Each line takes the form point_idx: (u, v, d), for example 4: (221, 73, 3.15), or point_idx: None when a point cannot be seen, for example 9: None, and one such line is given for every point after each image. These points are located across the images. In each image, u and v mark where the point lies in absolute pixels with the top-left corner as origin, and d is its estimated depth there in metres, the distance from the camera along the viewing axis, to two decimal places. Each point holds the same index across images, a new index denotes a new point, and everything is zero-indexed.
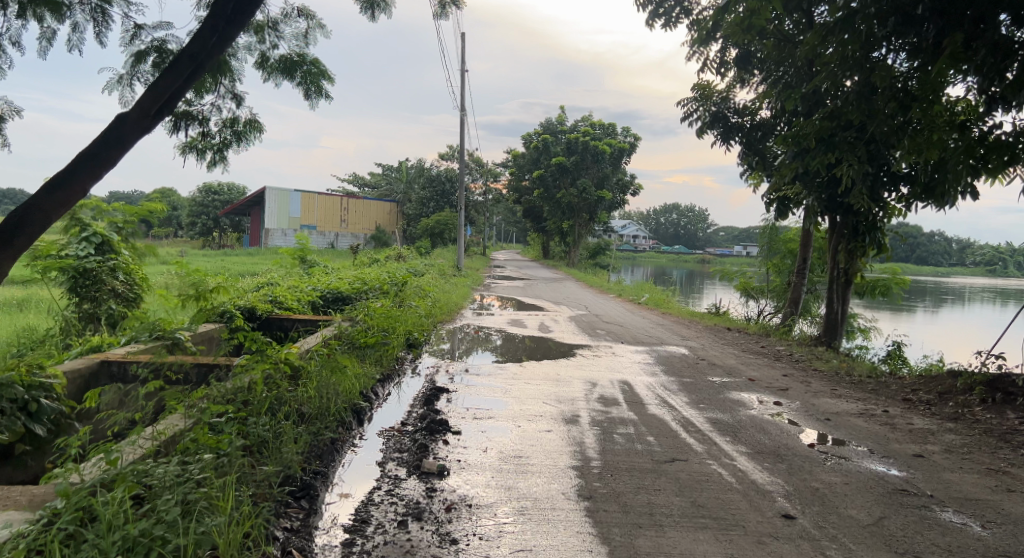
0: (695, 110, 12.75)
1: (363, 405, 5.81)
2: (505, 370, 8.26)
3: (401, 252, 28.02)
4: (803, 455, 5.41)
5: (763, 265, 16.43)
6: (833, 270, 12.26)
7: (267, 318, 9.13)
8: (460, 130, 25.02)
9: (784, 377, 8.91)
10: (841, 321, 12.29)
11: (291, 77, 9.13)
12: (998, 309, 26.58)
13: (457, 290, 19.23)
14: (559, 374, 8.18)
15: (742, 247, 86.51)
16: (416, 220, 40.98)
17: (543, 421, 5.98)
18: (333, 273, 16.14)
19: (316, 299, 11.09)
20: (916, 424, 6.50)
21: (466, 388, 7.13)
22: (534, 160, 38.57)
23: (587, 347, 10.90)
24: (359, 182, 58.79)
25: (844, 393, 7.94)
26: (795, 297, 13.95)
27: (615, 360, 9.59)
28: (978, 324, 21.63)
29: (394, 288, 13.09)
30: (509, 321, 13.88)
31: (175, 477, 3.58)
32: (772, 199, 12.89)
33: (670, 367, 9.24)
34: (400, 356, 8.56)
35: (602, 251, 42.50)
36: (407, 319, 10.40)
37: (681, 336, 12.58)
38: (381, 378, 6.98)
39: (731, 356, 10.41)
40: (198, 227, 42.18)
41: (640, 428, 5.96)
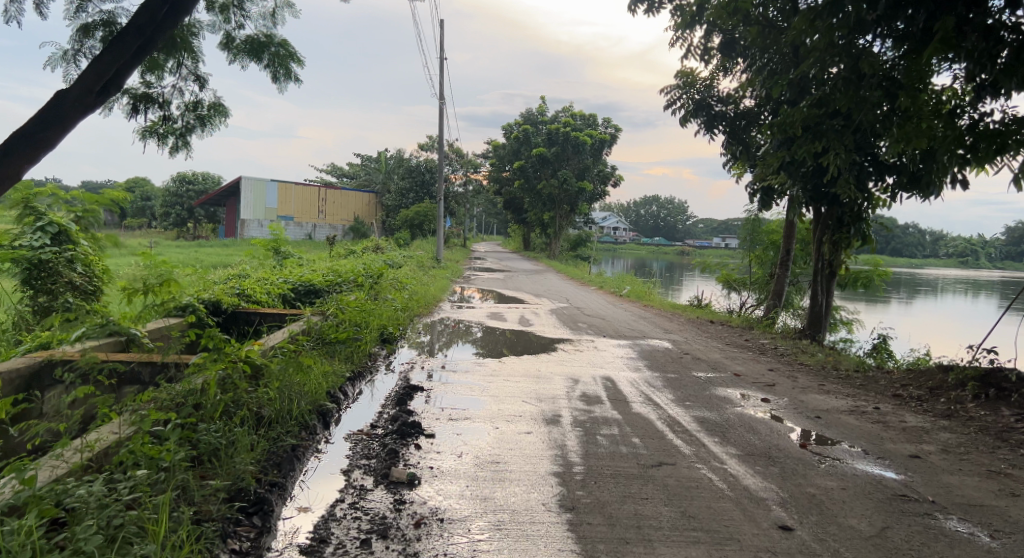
0: (678, 98, 12.43)
1: (330, 406, 5.45)
2: (483, 366, 7.93)
3: (380, 243, 27.56)
4: (795, 458, 5.13)
5: (746, 257, 16.20)
6: (817, 262, 12.03)
7: (232, 312, 8.74)
8: (439, 120, 24.62)
9: (770, 371, 8.66)
10: (825, 313, 12.07)
11: (258, 59, 8.64)
12: (978, 300, 26.69)
13: (436, 283, 18.86)
14: (540, 370, 7.85)
15: (722, 239, 86.85)
16: (395, 211, 40.50)
17: (522, 422, 5.65)
18: (307, 265, 15.70)
19: (287, 291, 10.71)
20: (909, 422, 6.25)
21: (441, 387, 6.77)
22: (515, 151, 38.20)
23: (569, 341, 10.60)
24: (338, 172, 58.06)
25: (833, 388, 7.69)
26: (779, 289, 13.75)
27: (597, 355, 9.29)
28: (959, 315, 21.66)
29: (370, 280, 12.70)
30: (489, 314, 13.56)
31: (102, 499, 3.22)
32: (756, 189, 12.65)
33: (654, 362, 8.95)
34: (373, 351, 8.21)
35: (583, 243, 42.28)
36: (382, 313, 10.04)
37: (664, 329, 12.32)
38: (351, 376, 6.63)
39: (716, 351, 10.15)
40: (172, 218, 41.38)
41: (624, 429, 5.66)
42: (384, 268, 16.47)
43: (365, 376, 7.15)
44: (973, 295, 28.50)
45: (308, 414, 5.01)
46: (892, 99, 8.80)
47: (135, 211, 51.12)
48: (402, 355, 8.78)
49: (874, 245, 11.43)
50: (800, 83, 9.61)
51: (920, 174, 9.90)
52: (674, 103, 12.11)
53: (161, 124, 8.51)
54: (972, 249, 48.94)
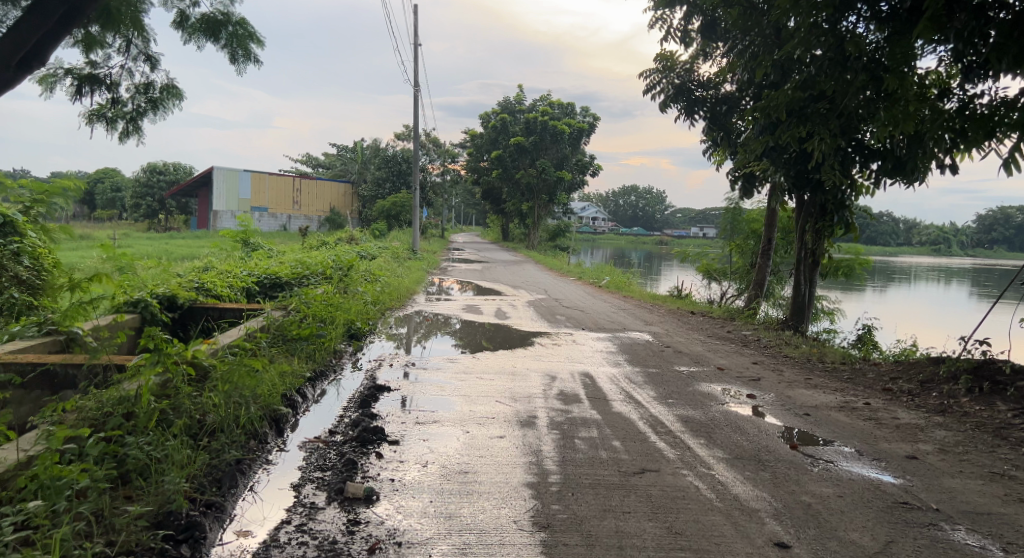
0: (657, 82, 12.06)
1: (285, 411, 5.01)
2: (455, 362, 7.52)
3: (356, 235, 27.02)
4: (787, 461, 4.79)
5: (725, 246, 15.84)
6: (799, 251, 11.74)
7: (189, 308, 8.23)
8: (414, 108, 24.13)
9: (754, 365, 8.34)
10: (808, 304, 11.79)
11: (214, 39, 8.07)
12: (955, 287, 26.81)
13: (411, 274, 18.41)
14: (516, 366, 7.46)
15: (700, 228, 87.06)
16: (372, 201, 39.87)
17: (495, 424, 5.26)
18: (276, 257, 15.17)
19: (251, 283, 10.23)
20: (902, 418, 5.94)
21: (409, 386, 6.37)
22: (492, 140, 37.69)
23: (546, 335, 10.22)
24: (314, 162, 57.14)
25: (819, 382, 7.38)
26: (760, 279, 13.48)
27: (576, 349, 8.92)
28: (937, 303, 21.62)
29: (340, 272, 12.24)
30: (464, 306, 13.15)
31: None
32: (737, 176, 12.34)
33: (635, 356, 8.59)
34: (339, 348, 7.77)
35: (562, 233, 41.94)
36: (350, 307, 9.59)
37: (644, 321, 11.98)
38: (312, 376, 6.19)
39: (698, 343, 9.82)
40: (143, 209, 40.39)
41: (604, 431, 5.29)
42: (356, 260, 15.99)
43: (328, 375, 6.72)
44: (950, 283, 28.64)
45: (258, 421, 4.57)
46: (877, 83, 8.50)
47: (105, 202, 49.90)
48: (372, 351, 8.34)
49: (857, 233, 11.16)
50: (783, 66, 9.28)
51: (904, 161, 9.63)
52: (654, 87, 11.76)
53: (110, 107, 8.05)
54: (946, 237, 49.37)
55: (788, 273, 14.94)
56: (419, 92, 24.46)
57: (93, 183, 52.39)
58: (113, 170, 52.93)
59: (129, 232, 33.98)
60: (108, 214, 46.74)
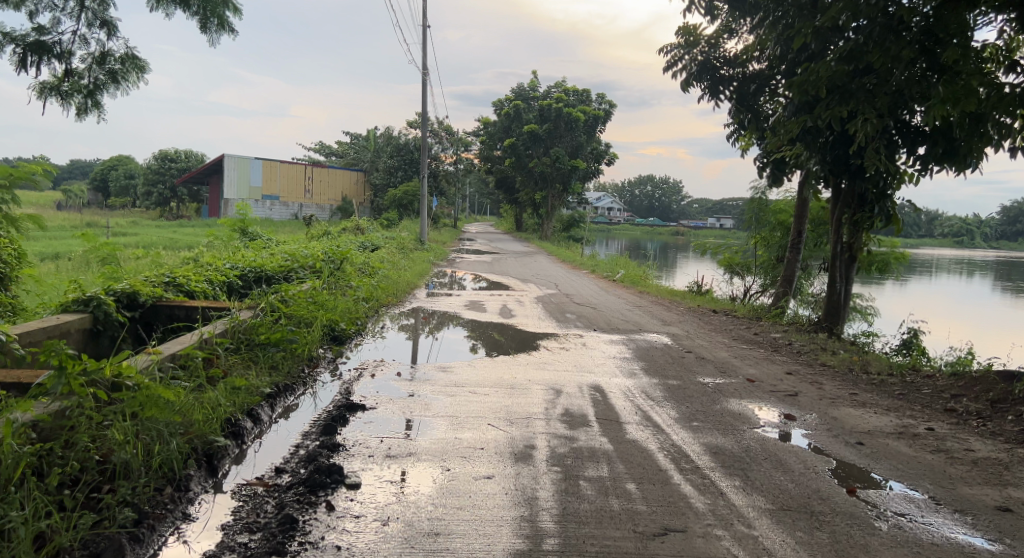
0: (679, 58, 10.95)
1: (224, 442, 4.08)
2: (447, 373, 6.57)
3: (364, 224, 26.12)
4: (846, 514, 3.82)
5: (750, 239, 14.82)
6: (835, 245, 10.67)
7: (153, 306, 7.21)
8: (421, 93, 23.18)
9: (789, 376, 7.33)
10: (843, 303, 10.66)
11: (184, 5, 6.88)
12: (988, 282, 25.59)
13: (417, 267, 17.44)
14: (515, 379, 6.49)
15: (718, 219, 85.67)
16: (383, 190, 38.94)
17: (482, 459, 4.31)
18: (269, 248, 14.26)
19: (231, 276, 9.33)
20: (978, 452, 4.93)
21: (388, 404, 5.44)
22: (506, 128, 36.56)
23: (555, 337, 9.23)
24: (327, 149, 56.14)
25: (868, 400, 6.35)
26: (789, 275, 12.39)
27: (586, 356, 7.93)
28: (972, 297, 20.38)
29: (332, 266, 11.29)
30: (467, 303, 12.20)
31: None
32: (766, 161, 11.31)
33: (652, 365, 7.60)
34: (316, 353, 6.83)
35: (576, 223, 40.90)
36: (336, 308, 8.67)
37: (662, 320, 10.95)
38: (272, 392, 5.25)
39: (721, 348, 8.80)
40: (154, 196, 39.72)
41: (616, 468, 4.33)
42: (355, 251, 15.06)
43: (297, 390, 5.77)
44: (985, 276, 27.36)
45: (180, 461, 3.64)
46: (930, 56, 7.46)
47: (118, 190, 49.30)
48: (356, 356, 7.39)
49: (900, 227, 10.07)
50: (824, 36, 8.23)
51: (955, 146, 8.64)
52: (675, 65, 10.69)
53: (67, 82, 6.92)
54: (970, 229, 47.96)
55: (818, 269, 13.90)
56: (427, 76, 23.49)
57: (106, 170, 51.75)
58: (125, 158, 52.37)
59: (138, 219, 33.32)
60: (121, 203, 46.21)
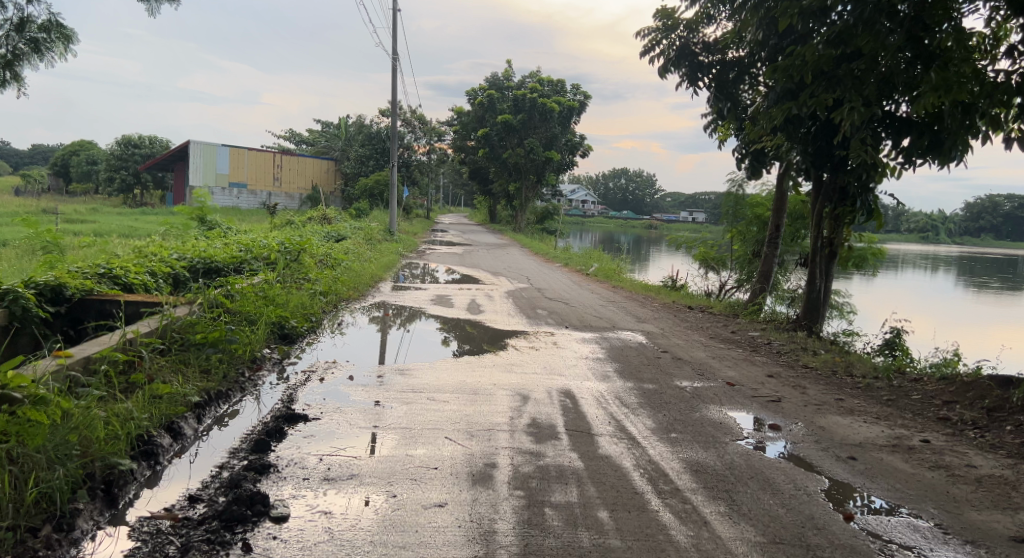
0: (657, 43, 10.49)
1: (129, 466, 3.58)
2: (404, 377, 6.02)
3: (331, 214, 25.36)
4: (844, 549, 3.40)
5: (725, 233, 14.40)
6: (814, 240, 10.24)
7: (80, 301, 6.54)
8: (392, 79, 22.45)
9: (769, 379, 6.88)
10: (822, 301, 10.25)
11: None
12: (961, 276, 25.56)
13: (384, 259, 16.78)
14: (478, 383, 5.96)
15: (690, 213, 85.82)
16: (354, 179, 38.05)
17: (434, 482, 3.79)
18: (226, 237, 13.53)
19: (177, 268, 8.68)
20: (980, 467, 4.51)
21: (334, 415, 4.89)
22: (480, 118, 35.73)
23: (524, 335, 8.71)
24: (298, 137, 54.93)
25: (855, 406, 5.90)
26: (767, 270, 11.99)
27: (556, 357, 7.42)
28: (948, 291, 20.20)
29: (289, 257, 10.66)
30: (434, 297, 11.63)
31: None
32: (746, 153, 10.88)
33: (626, 367, 7.10)
34: (261, 353, 6.26)
35: (550, 216, 40.39)
36: (288, 305, 8.06)
37: (637, 317, 10.49)
38: (200, 401, 4.69)
39: (699, 348, 8.35)
40: (117, 183, 38.38)
41: (587, 492, 3.83)
42: (317, 242, 14.39)
43: (235, 396, 5.23)
44: (959, 272, 27.40)
45: (65, 494, 3.21)
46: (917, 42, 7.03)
47: (80, 175, 47.73)
48: (307, 357, 6.82)
49: (882, 222, 9.66)
50: (810, 20, 7.76)
51: (941, 138, 8.19)
52: (652, 49, 10.21)
53: None
54: (938, 224, 48.45)
55: (795, 264, 13.49)
56: (397, 63, 22.74)
57: (68, 155, 50.10)
58: (88, 143, 50.80)
59: (99, 206, 32.20)
60: (83, 190, 44.73)
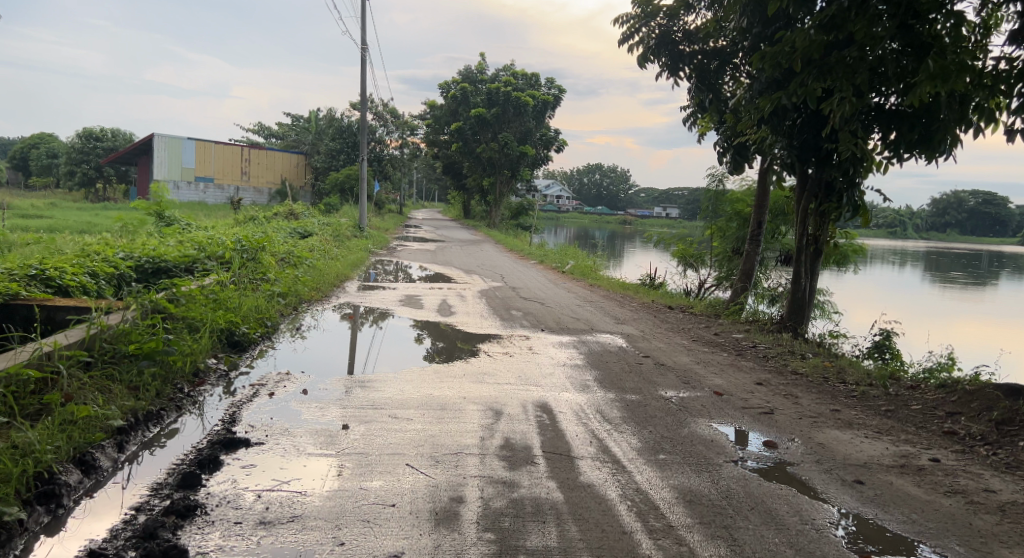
0: (635, 30, 9.97)
1: (16, 515, 3.15)
2: (366, 391, 5.48)
3: (300, 209, 24.58)
4: None
5: (704, 230, 13.98)
6: (798, 237, 9.77)
7: (4, 305, 5.94)
8: (361, 71, 21.78)
9: (758, 388, 6.41)
10: (807, 300, 9.77)
11: None
12: (932, 270, 25.55)
13: (353, 257, 16.13)
14: (446, 398, 5.44)
15: (664, 209, 85.94)
16: (324, 174, 37.20)
17: (390, 526, 3.30)
18: (185, 234, 12.82)
19: (122, 267, 8.02)
20: (1000, 493, 4.05)
21: (280, 438, 4.33)
22: (452, 112, 35.00)
23: (497, 339, 8.19)
24: (267, 131, 53.75)
25: (854, 418, 5.42)
26: (749, 269, 11.56)
27: (531, 365, 6.91)
28: (923, 286, 20.07)
29: (247, 256, 10.03)
30: (403, 298, 11.07)
31: None
32: (728, 145, 10.42)
33: (607, 375, 6.62)
34: (205, 365, 5.67)
35: (525, 212, 39.91)
36: (240, 309, 7.44)
37: (615, 319, 10.03)
38: (124, 426, 4.11)
39: (681, 353, 7.88)
40: (79, 177, 37.14)
41: (568, 534, 3.38)
42: (280, 240, 13.72)
43: (169, 416, 4.65)
44: (932, 266, 27.43)
45: None
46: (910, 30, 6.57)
47: (41, 170, 46.18)
48: (259, 367, 6.23)
49: (868, 218, 9.24)
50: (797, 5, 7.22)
51: (931, 131, 7.68)
52: (631, 37, 9.72)
53: None
54: (908, 220, 48.85)
55: (775, 262, 13.14)
56: (366, 53, 22.06)
57: (29, 149, 48.62)
58: (48, 136, 49.26)
59: (58, 201, 31.05)
60: (44, 184, 43.31)
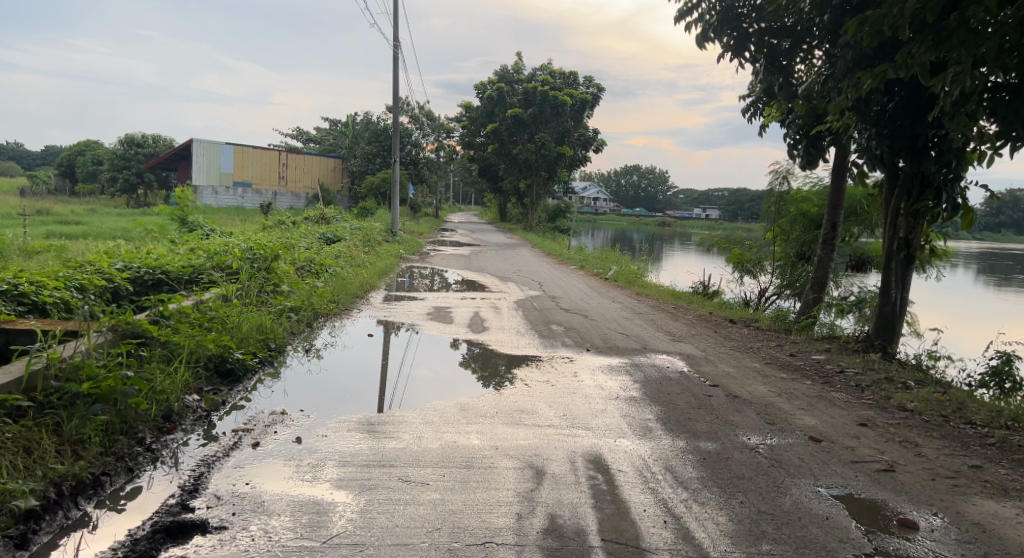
0: (694, 6, 8.72)
1: None
2: (375, 441, 4.39)
3: (331, 212, 23.68)
4: None
5: (764, 233, 12.63)
6: (887, 241, 8.38)
7: None
8: (393, 68, 20.83)
9: (863, 432, 5.14)
10: (899, 314, 8.37)
11: None
12: (993, 272, 23.72)
13: (382, 263, 15.07)
14: (474, 451, 4.33)
15: (704, 209, 83.94)
16: (360, 177, 36.43)
17: None
18: (202, 241, 11.88)
19: (116, 279, 7.05)
20: None
21: (251, 518, 3.35)
22: (488, 113, 33.87)
23: (536, 363, 7.03)
24: (305, 135, 53.29)
25: (1008, 484, 4.16)
26: (822, 277, 10.20)
27: (578, 398, 5.74)
28: (992, 288, 18.43)
29: (259, 265, 9.01)
30: (432, 310, 9.97)
31: None
32: (802, 137, 9.22)
33: (672, 413, 5.41)
34: (180, 405, 4.60)
35: (562, 213, 38.73)
36: (240, 330, 6.37)
37: (670, 335, 8.81)
38: (38, 508, 3.30)
39: (755, 381, 6.63)
40: (120, 183, 36.86)
41: None
42: (303, 247, 12.73)
43: (111, 483, 3.66)
44: (998, 268, 25.53)
45: None
46: None
47: (86, 175, 46.27)
48: (253, 404, 5.17)
49: (971, 218, 7.93)
50: None
51: None
52: (689, 13, 8.50)
53: None
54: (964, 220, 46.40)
55: (847, 268, 11.76)
56: (399, 51, 21.11)
57: (74, 156, 48.98)
58: (93, 144, 49.51)
59: (97, 207, 30.68)
60: (89, 190, 43.24)
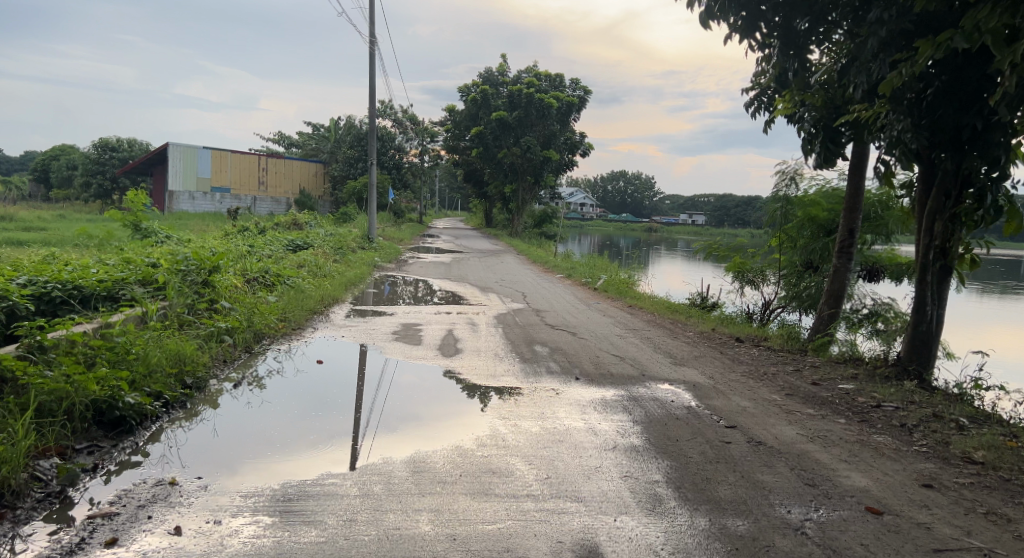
0: None
1: None
2: (287, 532, 3.21)
3: (306, 217, 22.39)
4: None
5: (768, 239, 11.51)
6: (919, 250, 7.24)
7: None
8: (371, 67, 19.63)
9: (930, 497, 4.02)
10: (936, 335, 7.23)
11: None
12: (990, 279, 22.80)
13: (352, 273, 13.79)
14: (423, 546, 3.16)
15: (690, 215, 83.14)
16: (341, 182, 35.13)
17: None
18: (146, 251, 10.55)
19: (12, 295, 5.67)
20: None
21: None
22: (472, 117, 32.60)
23: (514, 397, 5.83)
24: (286, 139, 51.78)
25: None
26: (838, 290, 9.03)
27: (565, 448, 4.55)
28: (999, 295, 17.41)
29: (194, 278, 7.72)
30: (398, 329, 8.75)
31: None
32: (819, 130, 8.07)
33: (684, 471, 4.23)
34: (24, 479, 3.42)
35: (548, 219, 37.62)
36: (148, 359, 5.07)
37: (670, 358, 7.64)
38: None
39: (779, 421, 5.46)
40: (93, 189, 35.27)
41: None
42: (262, 257, 11.42)
43: None
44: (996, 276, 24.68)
45: None
46: None
47: (60, 180, 44.62)
48: (143, 463, 3.95)
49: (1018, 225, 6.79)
50: None
51: None
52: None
53: None
54: None
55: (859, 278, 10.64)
56: (376, 48, 19.92)
57: (49, 160, 47.38)
58: (69, 149, 47.89)
59: (66, 213, 29.21)
60: (63, 196, 41.50)
